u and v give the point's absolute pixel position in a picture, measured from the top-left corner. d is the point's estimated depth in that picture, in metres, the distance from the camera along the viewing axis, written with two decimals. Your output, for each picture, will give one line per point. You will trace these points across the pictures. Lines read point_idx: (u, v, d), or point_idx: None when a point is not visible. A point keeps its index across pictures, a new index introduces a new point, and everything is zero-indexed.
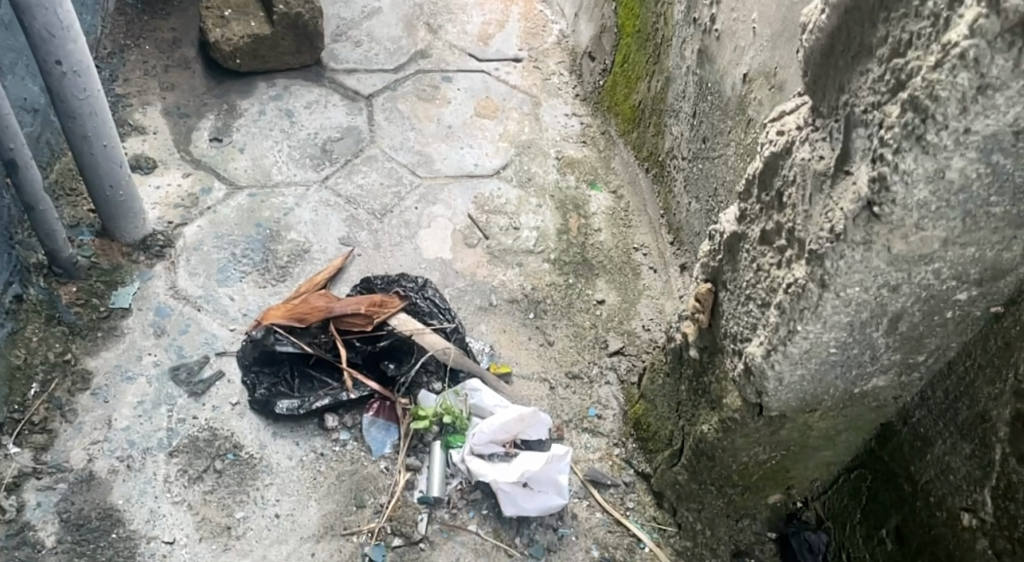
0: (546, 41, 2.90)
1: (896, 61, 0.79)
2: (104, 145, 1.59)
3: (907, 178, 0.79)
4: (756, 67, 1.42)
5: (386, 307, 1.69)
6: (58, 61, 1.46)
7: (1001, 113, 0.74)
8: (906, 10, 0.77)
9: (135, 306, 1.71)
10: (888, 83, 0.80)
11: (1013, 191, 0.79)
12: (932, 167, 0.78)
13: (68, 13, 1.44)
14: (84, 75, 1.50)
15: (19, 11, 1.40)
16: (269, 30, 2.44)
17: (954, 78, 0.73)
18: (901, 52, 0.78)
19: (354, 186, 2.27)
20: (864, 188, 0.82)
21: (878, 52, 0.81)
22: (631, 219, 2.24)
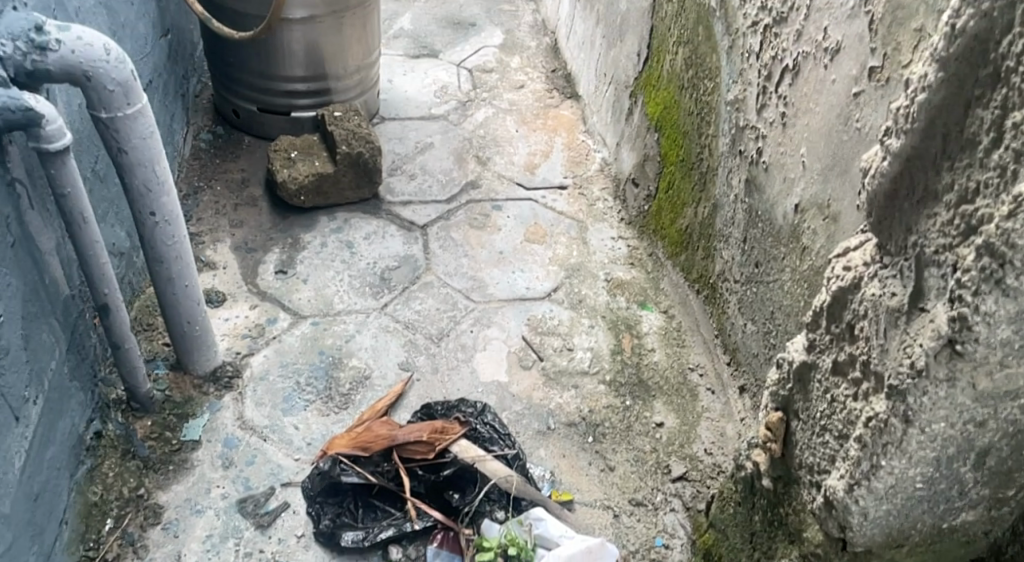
0: (590, 169, 3.05)
1: (964, 207, 0.83)
2: (186, 285, 1.68)
3: (988, 319, 0.81)
4: (807, 198, 1.46)
5: (447, 434, 1.70)
6: (152, 213, 1.56)
7: None
8: (971, 160, 0.82)
9: (204, 438, 1.74)
10: (959, 228, 0.83)
11: None
12: (1013, 308, 0.81)
13: (165, 170, 1.54)
14: (174, 224, 1.60)
15: (122, 171, 1.50)
16: (331, 168, 2.59)
17: None
18: (969, 199, 0.83)
19: (412, 312, 2.33)
20: (944, 326, 0.84)
21: (945, 197, 0.85)
22: (684, 338, 2.26)
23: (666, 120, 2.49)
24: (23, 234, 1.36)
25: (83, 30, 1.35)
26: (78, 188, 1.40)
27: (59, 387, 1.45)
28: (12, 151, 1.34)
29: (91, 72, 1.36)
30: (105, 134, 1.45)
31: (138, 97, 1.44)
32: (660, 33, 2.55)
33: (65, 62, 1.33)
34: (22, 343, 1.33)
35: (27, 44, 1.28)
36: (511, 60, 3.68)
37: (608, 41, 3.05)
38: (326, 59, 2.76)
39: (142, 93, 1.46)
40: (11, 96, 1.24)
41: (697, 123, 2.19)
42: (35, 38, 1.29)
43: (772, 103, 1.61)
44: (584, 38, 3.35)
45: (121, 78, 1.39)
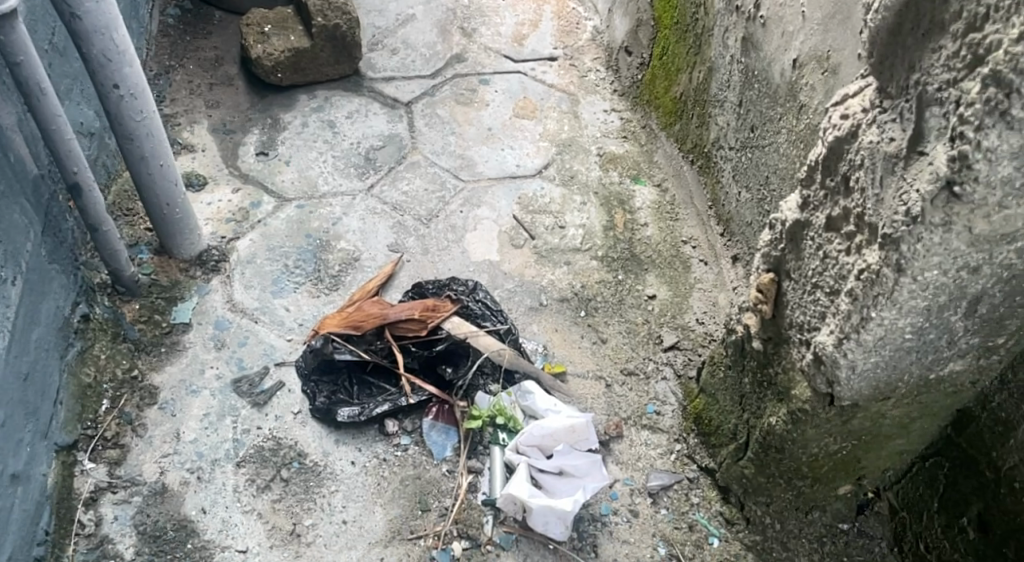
0: (580, 39, 2.94)
1: (973, 36, 0.78)
2: (161, 164, 1.63)
3: (991, 155, 0.78)
4: (806, 52, 1.40)
5: (439, 311, 1.71)
6: (116, 85, 1.50)
7: None
8: None
9: (195, 320, 1.74)
10: (965, 59, 0.79)
11: None
12: (1017, 142, 0.77)
13: (124, 38, 1.47)
14: (141, 98, 1.54)
15: (78, 39, 1.43)
16: (308, 43, 2.49)
17: None
18: (977, 27, 0.77)
19: (399, 193, 2.29)
20: (942, 167, 0.81)
21: (952, 28, 0.80)
22: (678, 212, 2.23)
23: None
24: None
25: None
26: (32, 57, 1.34)
27: (38, 269, 1.43)
28: None
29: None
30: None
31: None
32: None
33: None
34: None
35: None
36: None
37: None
38: None
39: None
40: None
41: None
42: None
43: None
44: None
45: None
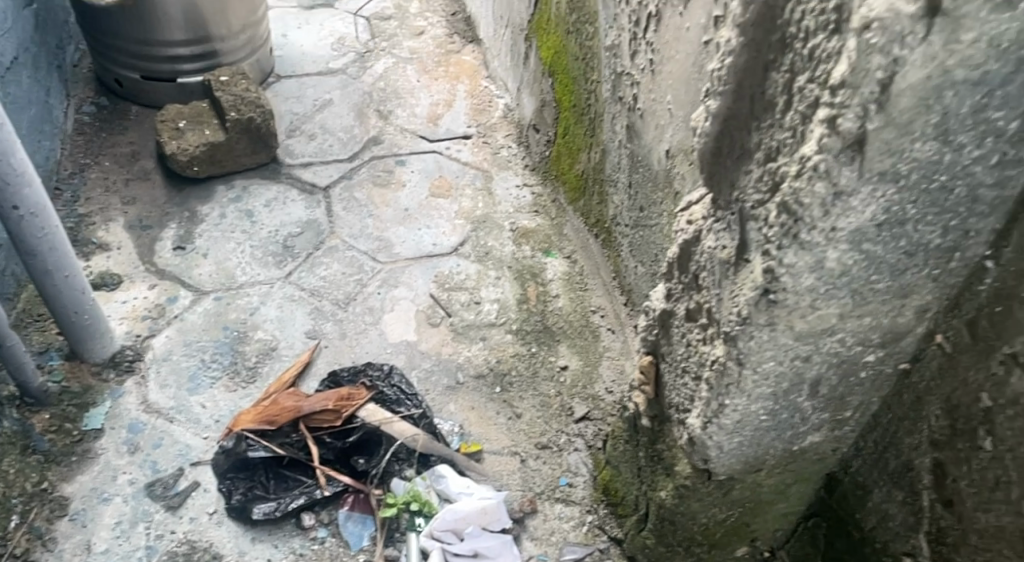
0: (493, 116, 3.07)
1: (771, 165, 0.87)
2: (66, 276, 1.67)
3: (792, 271, 0.86)
4: (676, 144, 1.53)
5: (353, 400, 1.75)
6: (16, 206, 1.55)
7: (859, 213, 0.82)
8: (772, 121, 0.86)
9: (106, 425, 1.76)
10: (767, 184, 0.87)
11: (890, 270, 0.87)
12: (811, 259, 0.85)
13: (22, 161, 1.53)
14: (42, 215, 1.59)
15: None
16: (223, 137, 2.55)
17: (812, 188, 0.81)
18: (774, 157, 0.86)
19: (317, 278, 2.34)
20: (759, 277, 0.89)
21: (756, 156, 0.89)
22: (587, 282, 2.33)
23: (557, 64, 2.51)
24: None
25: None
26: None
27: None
28: None
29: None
30: None
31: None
32: None
33: None
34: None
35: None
36: (410, 6, 3.69)
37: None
38: (207, 18, 2.70)
39: None
40: None
41: (582, 67, 2.23)
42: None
43: (642, 50, 1.69)
44: None
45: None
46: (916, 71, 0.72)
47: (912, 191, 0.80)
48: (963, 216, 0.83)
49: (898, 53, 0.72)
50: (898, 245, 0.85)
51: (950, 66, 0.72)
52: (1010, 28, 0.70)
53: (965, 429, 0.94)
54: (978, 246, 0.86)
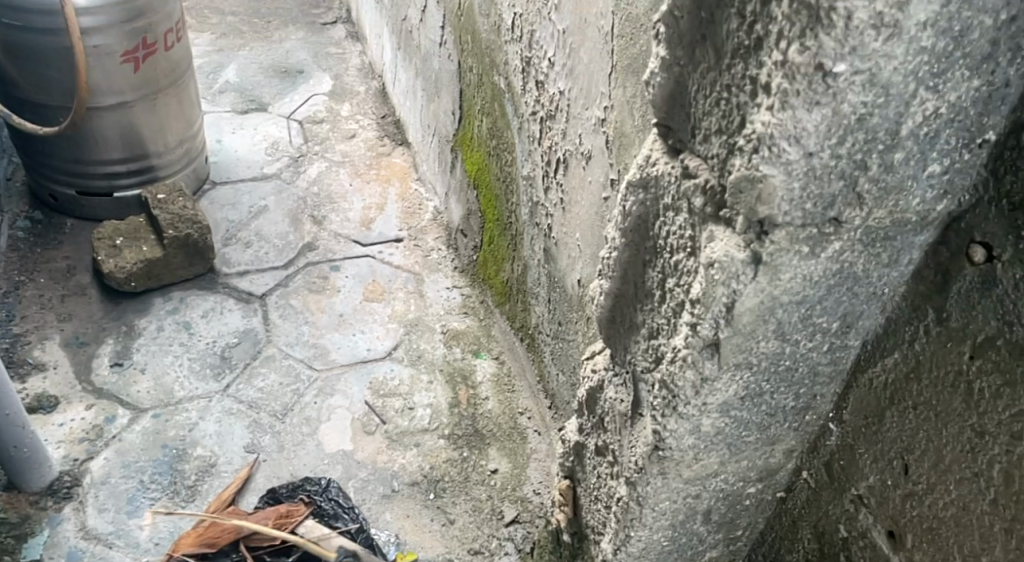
0: (423, 219, 3.21)
1: (654, 342, 1.03)
2: (7, 413, 1.87)
3: (674, 434, 1.02)
4: (586, 275, 1.70)
5: (292, 517, 1.92)
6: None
7: (724, 391, 0.98)
8: (651, 308, 1.03)
9: (46, 554, 1.95)
10: (651, 356, 1.04)
11: (757, 426, 1.05)
12: (690, 426, 1.01)
13: None
14: None
15: None
16: (160, 253, 2.64)
17: (683, 373, 0.97)
18: (655, 335, 1.03)
19: (254, 390, 2.42)
20: (650, 435, 1.05)
21: (642, 329, 1.05)
22: (514, 383, 2.46)
23: (481, 179, 2.68)
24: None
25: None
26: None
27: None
28: None
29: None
30: None
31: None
32: (467, 96, 2.73)
33: None
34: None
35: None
36: (341, 109, 3.84)
37: (427, 95, 3.24)
38: (142, 139, 2.82)
39: None
40: None
41: (502, 188, 2.41)
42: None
43: (553, 186, 1.88)
44: (407, 88, 3.51)
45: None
46: (750, 298, 0.90)
47: (764, 372, 0.98)
48: (809, 385, 1.03)
49: (735, 287, 0.90)
50: (761, 409, 1.03)
51: (777, 295, 0.91)
52: (817, 267, 0.90)
53: (831, 552, 1.10)
54: (827, 406, 1.07)
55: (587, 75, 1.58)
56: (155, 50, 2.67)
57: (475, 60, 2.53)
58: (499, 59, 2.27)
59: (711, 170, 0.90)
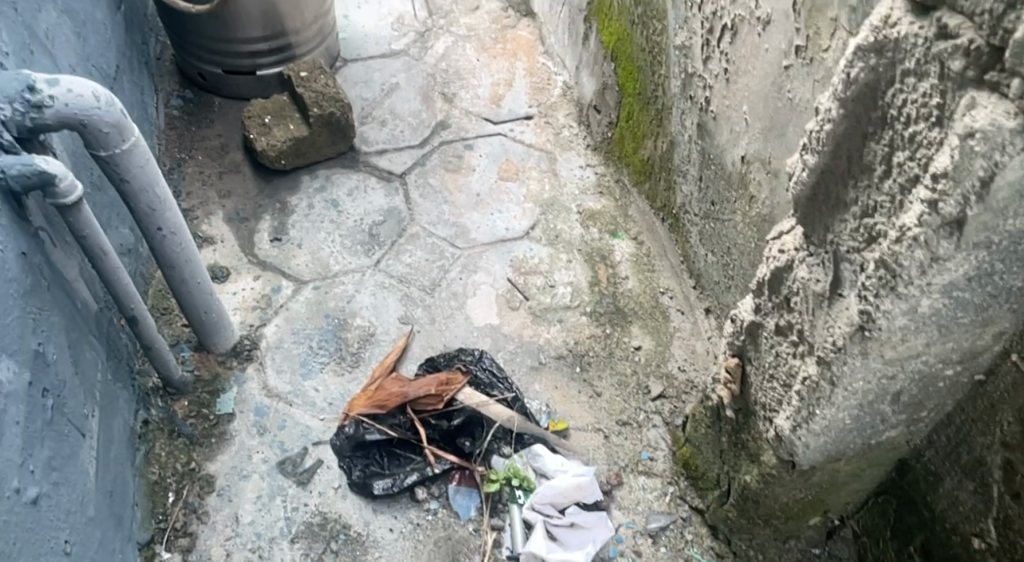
0: (552, 94, 3.16)
1: (868, 219, 1.06)
2: (198, 281, 2.04)
3: (887, 315, 1.05)
4: (752, 153, 1.68)
5: (452, 385, 2.05)
6: (160, 228, 1.88)
7: (953, 271, 0.99)
8: (869, 183, 1.05)
9: (237, 409, 2.17)
10: (863, 236, 1.07)
11: (975, 307, 1.03)
12: (906, 306, 1.04)
13: (162, 191, 1.85)
14: (179, 233, 1.92)
15: (127, 196, 1.81)
16: (306, 130, 2.74)
17: (912, 253, 0.99)
18: (869, 214, 1.06)
19: (404, 265, 2.57)
20: (855, 316, 1.09)
21: (852, 209, 1.08)
22: (654, 262, 2.47)
23: (621, 51, 2.61)
24: (52, 274, 1.66)
25: (72, 82, 1.58)
26: (93, 229, 1.69)
27: (106, 393, 1.82)
28: (31, 205, 1.63)
29: (86, 118, 1.62)
30: (107, 168, 1.74)
31: (133, 132, 1.72)
32: None
33: (61, 114, 1.58)
34: (73, 369, 1.66)
35: (25, 105, 1.51)
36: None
37: None
38: (281, 16, 2.85)
39: (132, 128, 1.73)
40: (25, 164, 1.50)
41: (648, 60, 2.33)
42: (30, 98, 1.52)
43: (715, 57, 1.82)
44: None
45: (113, 120, 1.66)
46: (1013, 172, 0.89)
47: (1000, 253, 0.97)
48: None
49: (998, 159, 0.89)
50: (985, 289, 1.01)
51: None
52: None
53: None
54: None
55: None
56: None
57: None
58: None
59: (979, 28, 0.86)
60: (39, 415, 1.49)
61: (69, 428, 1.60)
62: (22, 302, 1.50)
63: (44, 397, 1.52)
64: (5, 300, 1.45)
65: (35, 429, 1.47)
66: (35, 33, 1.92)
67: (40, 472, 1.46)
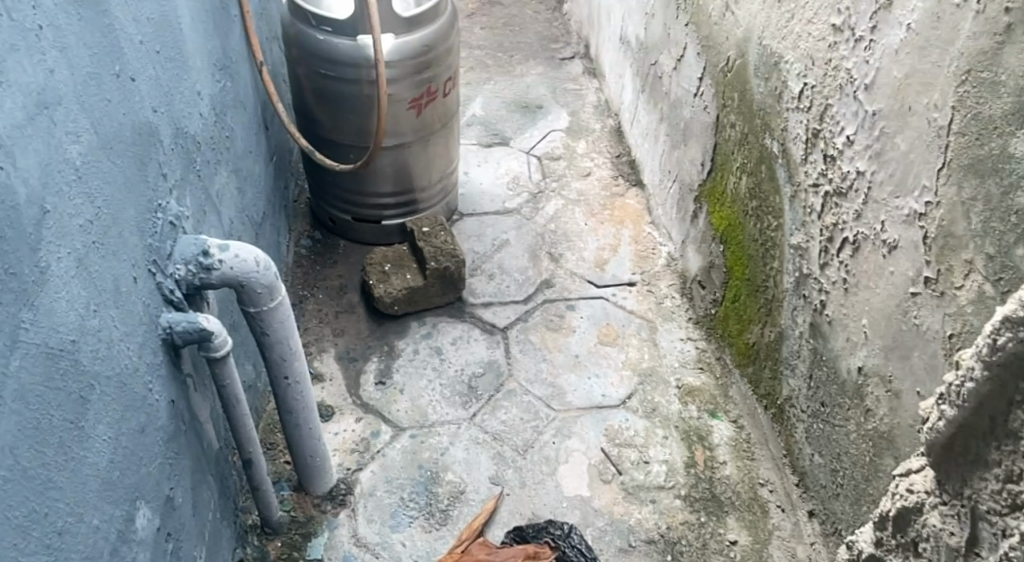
0: (656, 264, 3.19)
1: (1011, 485, 1.14)
2: (309, 426, 2.15)
3: None
4: (870, 367, 1.78)
5: (539, 556, 2.15)
6: (286, 377, 2.00)
7: None
8: (1015, 449, 1.13)
9: (326, 555, 2.27)
10: (1007, 502, 1.15)
11: None
12: None
13: (296, 342, 1.96)
14: (302, 381, 2.04)
15: (265, 348, 1.92)
16: (421, 281, 2.89)
17: None
18: (1014, 479, 1.14)
19: (499, 422, 2.60)
20: None
21: (994, 470, 1.17)
22: (754, 451, 2.46)
23: (730, 236, 2.61)
24: (190, 419, 1.77)
25: (240, 248, 1.73)
26: (233, 380, 1.79)
27: (213, 533, 1.94)
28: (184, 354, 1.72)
29: (246, 281, 1.75)
30: (253, 322, 1.86)
31: (281, 292, 1.84)
32: (722, 151, 2.64)
33: (226, 276, 1.72)
34: (190, 511, 1.76)
35: (197, 267, 1.69)
36: (577, 146, 3.82)
37: (670, 142, 3.18)
38: (412, 175, 3.08)
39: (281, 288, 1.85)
40: (190, 321, 1.62)
41: (760, 250, 2.38)
42: (202, 262, 1.70)
43: (834, 265, 1.92)
44: (645, 130, 3.47)
45: (268, 282, 1.79)
46: None
47: None
48: None
49: None
50: None
51: None
52: None
53: None
54: None
55: (901, 166, 1.63)
56: (436, 97, 2.89)
57: (741, 117, 2.46)
58: (774, 125, 2.21)
59: None
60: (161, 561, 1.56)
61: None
62: (165, 448, 1.60)
63: (167, 541, 1.59)
64: (153, 448, 1.53)
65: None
66: (212, 198, 2.09)
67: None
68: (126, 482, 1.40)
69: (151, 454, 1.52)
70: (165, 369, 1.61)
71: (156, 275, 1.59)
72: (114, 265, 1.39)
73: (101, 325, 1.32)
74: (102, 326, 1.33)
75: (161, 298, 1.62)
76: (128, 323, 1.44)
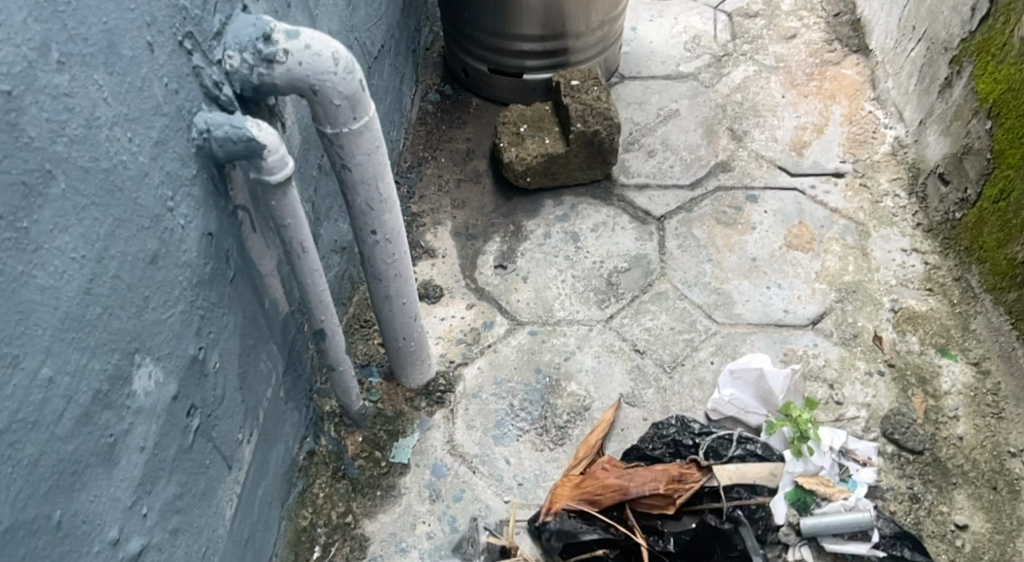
0: (877, 152, 2.41)
1: None
2: (404, 301, 1.71)
3: None
4: None
5: (685, 482, 1.64)
6: (373, 231, 1.55)
7: None
8: None
9: (413, 461, 1.82)
10: None
11: None
12: None
13: (389, 186, 1.50)
14: (395, 242, 1.59)
15: (346, 188, 1.48)
16: (562, 148, 2.35)
17: None
18: None
19: (642, 329, 2.06)
20: None
21: None
22: (1004, 409, 1.81)
23: (1008, 104, 1.88)
24: (243, 265, 1.33)
25: (314, 37, 1.25)
26: (298, 219, 1.33)
27: (273, 414, 1.51)
28: (235, 176, 1.27)
29: (319, 85, 1.27)
30: (332, 150, 1.41)
31: (368, 109, 1.36)
32: None
33: (292, 76, 1.25)
34: (238, 383, 1.32)
35: (255, 56, 1.23)
36: (782, 2, 3.04)
37: None
38: (565, 16, 2.50)
39: (371, 104, 1.37)
40: (234, 126, 1.17)
41: None
42: (262, 50, 1.23)
43: None
44: None
45: (349, 92, 1.30)
46: None
47: None
48: None
49: None
50: None
51: None
52: None
53: None
54: None
55: None
56: None
57: None
58: None
59: None
60: (177, 440, 1.13)
61: (213, 457, 1.25)
62: (193, 295, 1.16)
63: (189, 416, 1.17)
64: (172, 289, 1.11)
65: (166, 458, 1.11)
66: None
67: (157, 515, 1.10)
68: (111, 327, 0.99)
69: (170, 295, 1.10)
70: (199, 189, 1.17)
71: (191, 53, 1.14)
72: (106, 8, 0.95)
73: (70, 84, 0.90)
74: (73, 87, 0.91)
75: (200, 89, 1.17)
76: (126, 98, 1.00)
